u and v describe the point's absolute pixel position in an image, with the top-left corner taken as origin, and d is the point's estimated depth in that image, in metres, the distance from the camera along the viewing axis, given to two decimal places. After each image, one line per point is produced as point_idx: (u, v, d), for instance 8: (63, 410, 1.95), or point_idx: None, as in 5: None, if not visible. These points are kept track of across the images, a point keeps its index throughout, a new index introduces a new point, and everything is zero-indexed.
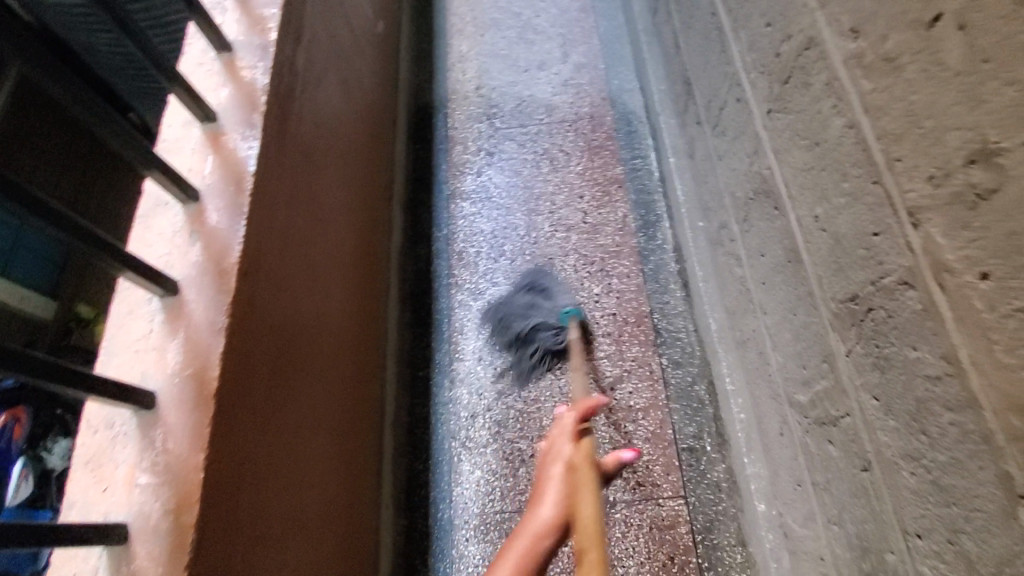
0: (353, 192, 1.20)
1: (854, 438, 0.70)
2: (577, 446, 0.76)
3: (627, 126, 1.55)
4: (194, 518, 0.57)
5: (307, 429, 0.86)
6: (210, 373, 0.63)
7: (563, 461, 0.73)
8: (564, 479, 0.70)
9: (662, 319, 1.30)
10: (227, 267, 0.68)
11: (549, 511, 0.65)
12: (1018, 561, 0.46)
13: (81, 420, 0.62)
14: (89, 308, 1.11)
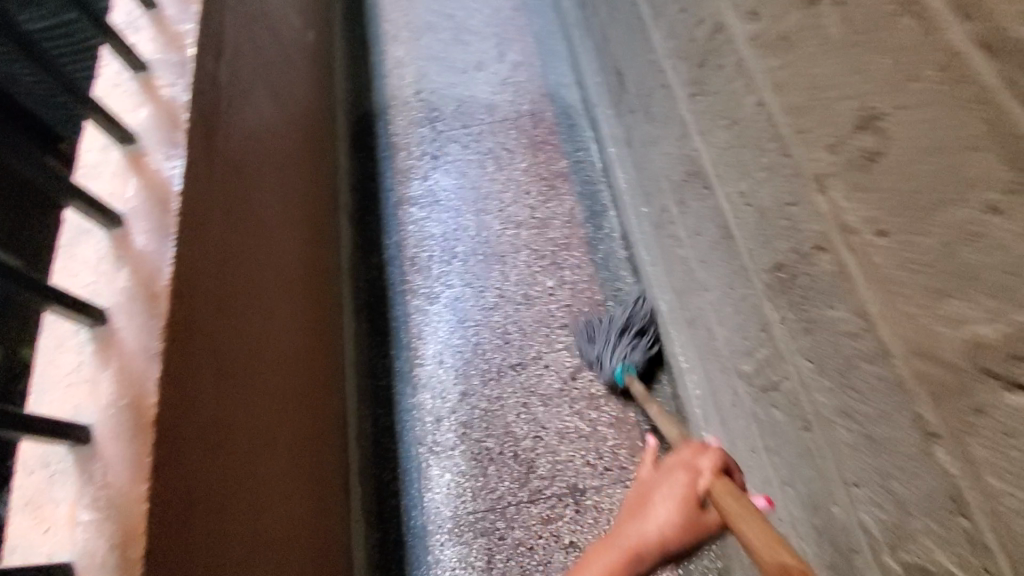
0: (295, 206, 1.19)
1: (794, 400, 0.73)
2: (718, 473, 0.65)
3: (567, 120, 1.57)
4: (143, 551, 0.56)
5: (263, 449, 0.85)
6: (148, 400, 0.61)
7: (691, 486, 0.65)
8: (692, 507, 0.64)
9: (616, 305, 1.32)
10: (158, 290, 0.66)
11: (655, 535, 0.63)
12: (938, 496, 0.49)
13: (14, 462, 0.60)
14: None
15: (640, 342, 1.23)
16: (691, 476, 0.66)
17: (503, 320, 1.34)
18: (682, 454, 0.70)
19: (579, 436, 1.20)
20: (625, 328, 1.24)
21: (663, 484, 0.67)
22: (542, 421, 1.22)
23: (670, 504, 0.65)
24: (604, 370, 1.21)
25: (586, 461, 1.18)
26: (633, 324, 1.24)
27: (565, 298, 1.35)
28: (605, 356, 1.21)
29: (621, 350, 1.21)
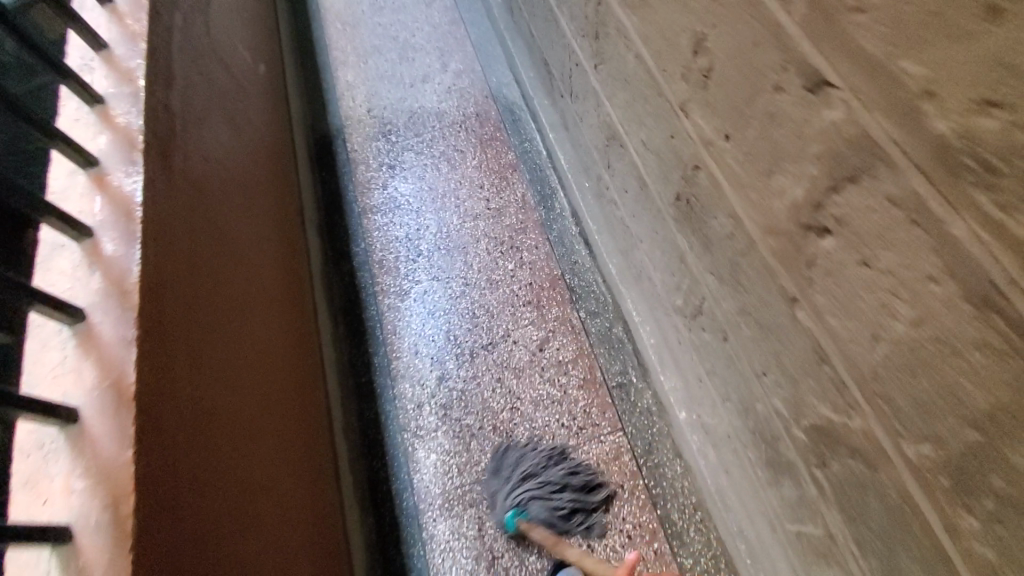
0: (261, 221, 1.27)
1: (712, 315, 0.81)
2: None
3: (511, 116, 1.68)
4: (132, 506, 0.62)
5: (248, 431, 0.92)
6: (127, 380, 0.68)
7: None
8: None
9: (574, 277, 1.41)
10: (129, 288, 0.74)
11: None
12: (808, 355, 0.57)
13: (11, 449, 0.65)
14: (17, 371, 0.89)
15: (544, 492, 1.14)
16: None
17: (469, 306, 1.42)
18: None
19: (552, 402, 1.27)
20: (536, 479, 1.16)
21: None
22: (516, 393, 1.29)
23: None
24: (497, 510, 1.15)
25: (561, 424, 1.24)
26: (546, 474, 1.16)
27: (526, 277, 1.43)
28: (501, 495, 1.16)
29: (520, 493, 1.15)
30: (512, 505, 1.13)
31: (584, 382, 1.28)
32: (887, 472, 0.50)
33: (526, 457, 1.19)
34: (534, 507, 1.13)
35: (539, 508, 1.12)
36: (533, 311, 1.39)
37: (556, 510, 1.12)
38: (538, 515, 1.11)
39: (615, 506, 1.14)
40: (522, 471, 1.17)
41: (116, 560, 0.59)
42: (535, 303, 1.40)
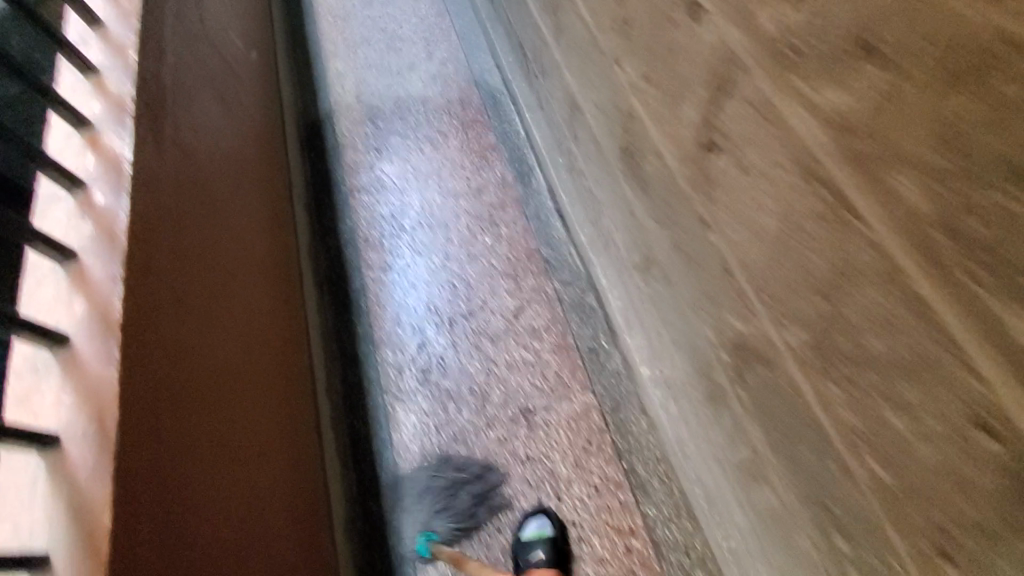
0: (250, 194, 1.34)
1: (656, 261, 0.87)
2: None
3: (493, 100, 1.75)
4: (116, 416, 0.66)
5: (231, 377, 0.98)
6: (114, 313, 0.73)
7: None
8: None
9: (549, 248, 1.47)
10: (118, 234, 0.80)
11: None
12: (720, 273, 0.63)
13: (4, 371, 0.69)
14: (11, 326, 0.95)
15: (449, 498, 1.20)
16: None
17: (449, 278, 1.48)
18: None
19: (526, 365, 1.32)
20: (436, 488, 1.21)
21: None
22: (491, 357, 1.35)
23: None
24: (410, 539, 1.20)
25: (533, 385, 1.30)
26: (446, 481, 1.21)
27: (503, 250, 1.50)
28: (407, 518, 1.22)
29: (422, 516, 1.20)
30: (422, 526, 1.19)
31: (556, 346, 1.34)
32: (780, 369, 0.56)
33: (425, 470, 1.24)
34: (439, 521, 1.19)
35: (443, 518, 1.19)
36: (510, 281, 1.45)
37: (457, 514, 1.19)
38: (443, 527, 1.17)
39: (584, 460, 1.20)
40: (416, 489, 1.23)
41: (99, 461, 0.64)
42: (512, 274, 1.46)
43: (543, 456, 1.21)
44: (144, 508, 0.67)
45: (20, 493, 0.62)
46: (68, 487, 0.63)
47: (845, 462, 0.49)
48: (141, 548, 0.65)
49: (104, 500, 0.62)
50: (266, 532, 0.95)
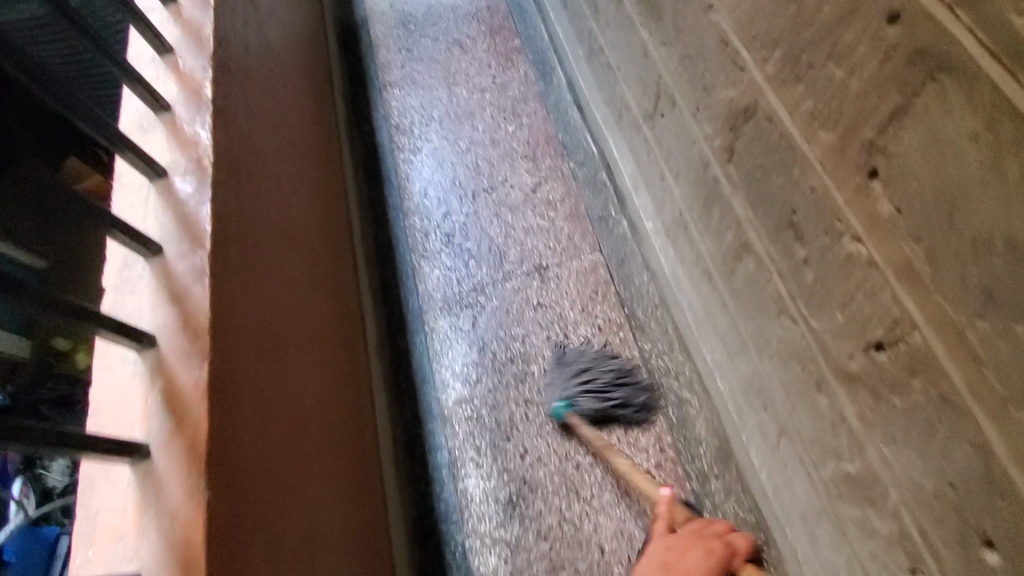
0: (300, 61, 1.47)
1: (667, 92, 1.01)
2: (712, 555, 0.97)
3: (519, 8, 1.88)
4: (212, 160, 0.81)
5: (290, 190, 1.12)
6: (204, 90, 0.88)
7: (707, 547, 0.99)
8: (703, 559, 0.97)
9: (566, 135, 1.60)
10: (204, 37, 0.95)
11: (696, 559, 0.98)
12: (720, 52, 0.76)
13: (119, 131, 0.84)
14: (65, 341, 1.07)
15: (598, 399, 1.22)
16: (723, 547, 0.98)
17: (473, 159, 1.61)
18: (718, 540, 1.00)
19: (542, 230, 1.47)
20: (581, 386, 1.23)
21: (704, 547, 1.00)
22: (510, 224, 1.49)
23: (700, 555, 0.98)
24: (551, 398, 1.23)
25: (548, 246, 1.44)
26: (597, 377, 1.24)
27: (524, 136, 1.63)
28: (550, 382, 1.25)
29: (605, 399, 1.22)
30: (562, 398, 1.22)
31: (570, 216, 1.49)
32: (762, 109, 0.69)
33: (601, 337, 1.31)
34: (582, 401, 1.21)
35: (587, 401, 1.21)
36: (530, 162, 1.58)
37: (600, 406, 1.21)
38: (586, 408, 1.20)
39: (590, 305, 1.36)
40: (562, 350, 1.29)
41: (201, 188, 0.78)
42: (532, 156, 1.59)
43: (554, 302, 1.36)
44: (234, 234, 0.81)
45: (139, 205, 0.77)
46: (175, 204, 0.77)
47: (804, 155, 0.62)
48: (230, 257, 0.78)
49: (207, 214, 0.76)
50: (320, 317, 1.08)
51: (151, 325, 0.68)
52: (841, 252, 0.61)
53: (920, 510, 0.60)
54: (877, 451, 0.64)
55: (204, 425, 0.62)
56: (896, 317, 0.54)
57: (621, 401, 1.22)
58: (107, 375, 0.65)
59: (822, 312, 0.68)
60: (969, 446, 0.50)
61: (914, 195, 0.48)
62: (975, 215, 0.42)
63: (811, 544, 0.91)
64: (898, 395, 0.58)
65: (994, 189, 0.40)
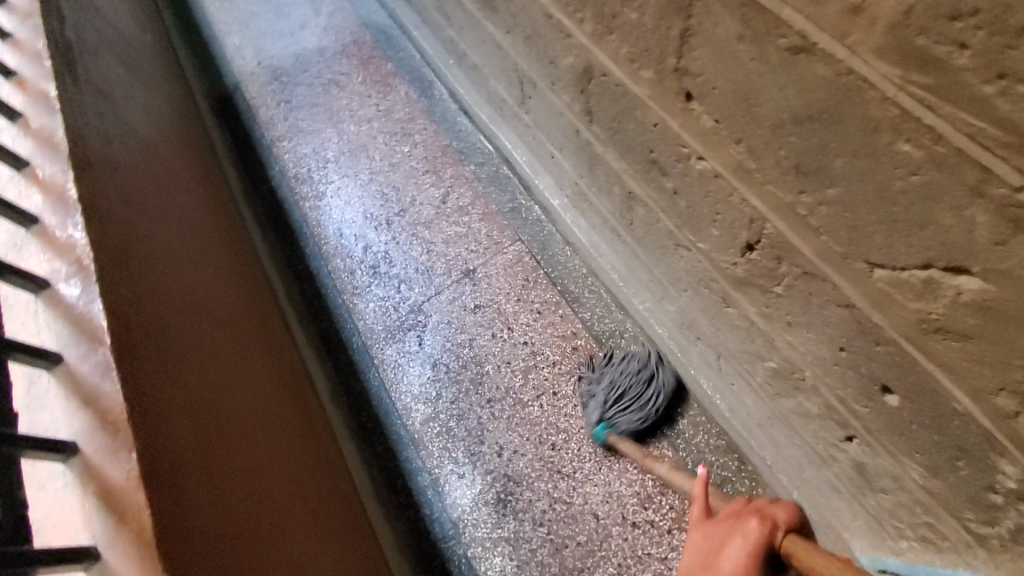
0: (175, 143, 1.46)
1: (525, 75, 1.06)
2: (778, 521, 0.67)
3: (384, 35, 1.90)
4: (92, 258, 0.80)
5: (191, 268, 1.10)
6: (68, 193, 0.86)
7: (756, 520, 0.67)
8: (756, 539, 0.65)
9: (460, 142, 1.64)
10: (58, 142, 0.93)
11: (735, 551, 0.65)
12: (549, 23, 0.81)
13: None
14: None
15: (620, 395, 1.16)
16: (764, 519, 0.67)
17: (379, 188, 1.62)
18: (760, 504, 0.71)
19: (460, 236, 1.49)
20: (614, 405, 1.16)
21: (733, 534, 0.67)
22: (430, 240, 1.50)
23: (735, 558, 0.65)
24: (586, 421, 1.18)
25: (471, 249, 1.47)
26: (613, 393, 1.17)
27: (420, 154, 1.65)
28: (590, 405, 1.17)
29: (645, 409, 1.15)
30: (600, 419, 1.15)
31: (484, 215, 1.51)
32: (595, 65, 0.74)
33: (432, 432, 1.27)
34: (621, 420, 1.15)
35: (627, 420, 1.14)
36: (433, 175, 1.61)
37: (643, 420, 1.14)
38: (625, 426, 1.14)
39: (526, 293, 1.37)
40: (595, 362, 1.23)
41: (88, 288, 0.76)
42: (433, 169, 1.61)
43: (490, 301, 1.38)
44: (137, 323, 0.80)
45: (29, 321, 0.74)
46: (65, 310, 0.75)
47: (638, 96, 0.67)
48: (138, 344, 0.77)
49: (101, 311, 0.75)
50: (256, 381, 1.06)
51: (68, 431, 0.66)
52: (696, 173, 0.65)
53: (832, 381, 0.64)
54: (786, 341, 0.69)
55: (147, 512, 0.61)
56: (751, 216, 0.59)
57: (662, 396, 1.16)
58: (41, 494, 0.64)
59: (702, 233, 0.73)
60: (839, 308, 0.54)
61: (720, 103, 0.53)
62: (766, 103, 0.47)
63: (776, 448, 0.96)
64: (778, 284, 0.62)
65: (769, 77, 0.45)
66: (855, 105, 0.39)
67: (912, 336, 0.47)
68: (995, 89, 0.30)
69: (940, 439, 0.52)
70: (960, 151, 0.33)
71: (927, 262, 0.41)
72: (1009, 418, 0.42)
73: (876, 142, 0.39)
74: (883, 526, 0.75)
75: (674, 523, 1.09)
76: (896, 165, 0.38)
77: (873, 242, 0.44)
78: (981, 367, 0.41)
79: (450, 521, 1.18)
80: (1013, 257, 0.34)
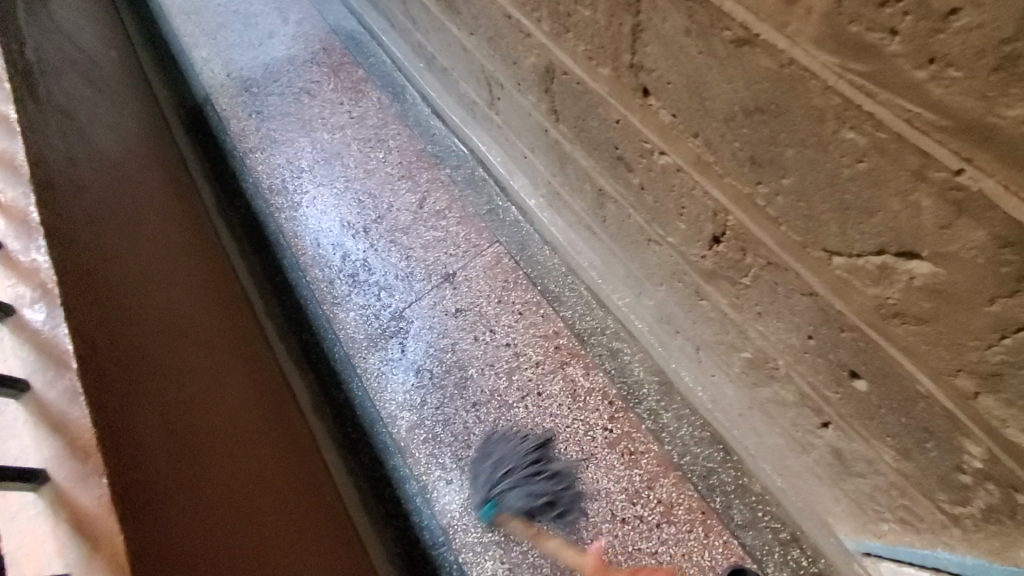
0: (144, 160, 1.44)
1: (491, 77, 1.06)
2: None
3: (354, 42, 1.89)
4: (56, 281, 0.78)
5: (162, 287, 1.09)
6: (30, 217, 0.84)
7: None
8: None
9: (435, 145, 1.63)
10: (18, 164, 0.91)
11: None
12: (509, 24, 0.81)
13: None
14: None
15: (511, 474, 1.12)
16: None
17: (354, 196, 1.61)
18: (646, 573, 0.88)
19: (439, 240, 1.48)
20: (507, 481, 1.11)
21: None
22: (408, 245, 1.49)
23: None
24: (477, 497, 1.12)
25: (449, 253, 1.46)
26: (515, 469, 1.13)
27: (395, 159, 1.64)
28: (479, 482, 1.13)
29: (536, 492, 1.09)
30: (484, 499, 1.11)
31: (461, 218, 1.50)
32: (556, 64, 0.73)
33: (418, 439, 1.26)
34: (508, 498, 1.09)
35: (515, 498, 1.08)
36: (408, 180, 1.60)
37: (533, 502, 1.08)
38: (513, 505, 1.08)
39: (506, 295, 1.37)
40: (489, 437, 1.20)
41: (53, 312, 0.74)
42: (408, 174, 1.61)
43: (471, 304, 1.38)
44: (105, 346, 0.78)
45: None
46: (29, 336, 0.72)
47: (598, 94, 0.67)
48: (107, 368, 0.75)
49: (67, 336, 0.73)
50: (234, 398, 1.05)
51: (37, 459, 0.64)
52: (659, 168, 0.65)
53: (803, 369, 0.64)
54: (758, 331, 0.69)
55: (120, 538, 0.60)
56: (714, 208, 0.59)
57: (556, 494, 1.11)
58: (12, 525, 0.61)
59: (670, 227, 0.73)
60: (804, 296, 0.54)
61: (675, 98, 0.53)
62: (717, 96, 0.47)
63: (758, 436, 0.96)
64: (745, 276, 0.62)
65: (718, 70, 0.45)
66: (799, 95, 0.39)
67: (873, 321, 0.47)
68: (929, 73, 0.30)
69: (908, 422, 0.52)
70: (900, 136, 0.34)
71: (880, 248, 0.41)
72: (969, 398, 0.42)
73: (822, 131, 0.39)
74: (862, 509, 0.75)
75: (663, 517, 1.08)
76: (842, 153, 0.38)
77: (828, 231, 0.44)
78: (939, 349, 0.42)
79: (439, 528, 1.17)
80: (958, 240, 0.35)
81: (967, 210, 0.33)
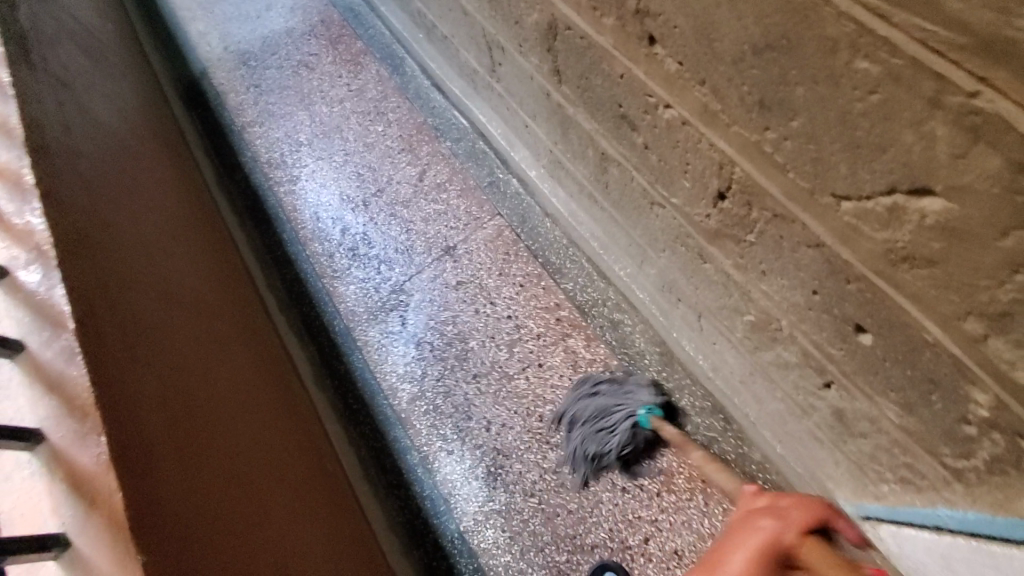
0: (140, 131, 1.42)
1: (493, 41, 1.04)
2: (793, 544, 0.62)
3: (352, 13, 1.86)
4: (52, 242, 0.77)
5: (160, 256, 1.08)
6: (25, 178, 0.83)
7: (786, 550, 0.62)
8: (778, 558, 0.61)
9: (435, 117, 1.61)
10: (13, 128, 0.90)
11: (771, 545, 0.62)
12: None
13: None
14: None
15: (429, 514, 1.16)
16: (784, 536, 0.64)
17: (354, 169, 1.59)
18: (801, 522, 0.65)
19: (439, 213, 1.47)
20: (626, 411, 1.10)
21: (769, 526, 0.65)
22: (408, 218, 1.48)
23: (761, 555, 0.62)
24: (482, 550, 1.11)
25: (450, 226, 1.45)
26: (607, 418, 1.10)
27: (395, 133, 1.62)
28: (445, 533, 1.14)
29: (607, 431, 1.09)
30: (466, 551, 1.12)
31: (462, 191, 1.49)
32: (560, 19, 0.72)
33: (420, 410, 1.26)
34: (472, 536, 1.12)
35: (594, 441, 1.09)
36: (408, 153, 1.58)
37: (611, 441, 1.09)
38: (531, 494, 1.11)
39: (507, 268, 1.36)
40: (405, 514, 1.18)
41: (49, 275, 0.74)
42: (409, 146, 1.59)
43: (471, 276, 1.37)
44: (102, 308, 0.78)
45: None
46: (24, 296, 0.72)
47: (603, 47, 0.66)
48: (106, 331, 0.75)
49: (62, 296, 0.72)
50: (233, 367, 1.05)
51: (34, 419, 0.64)
52: (663, 123, 0.64)
53: (807, 327, 0.64)
54: (761, 291, 0.68)
55: (118, 495, 0.60)
56: (720, 161, 0.58)
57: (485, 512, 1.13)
58: (7, 485, 0.62)
59: (674, 187, 0.72)
60: (810, 249, 0.53)
61: (682, 42, 0.52)
62: (726, 37, 0.46)
63: (759, 403, 0.96)
64: (750, 232, 0.61)
65: (727, 7, 0.44)
66: (811, 25, 0.38)
67: (881, 268, 0.46)
68: None
69: (912, 374, 0.52)
70: (914, 60, 0.33)
71: (891, 187, 0.40)
72: (977, 341, 0.42)
73: (834, 63, 0.38)
74: (864, 472, 0.75)
75: (662, 486, 1.09)
76: (854, 85, 0.37)
77: (837, 173, 0.44)
78: (947, 292, 0.41)
79: (440, 498, 1.18)
80: (972, 169, 0.34)
81: (981, 136, 0.32)
